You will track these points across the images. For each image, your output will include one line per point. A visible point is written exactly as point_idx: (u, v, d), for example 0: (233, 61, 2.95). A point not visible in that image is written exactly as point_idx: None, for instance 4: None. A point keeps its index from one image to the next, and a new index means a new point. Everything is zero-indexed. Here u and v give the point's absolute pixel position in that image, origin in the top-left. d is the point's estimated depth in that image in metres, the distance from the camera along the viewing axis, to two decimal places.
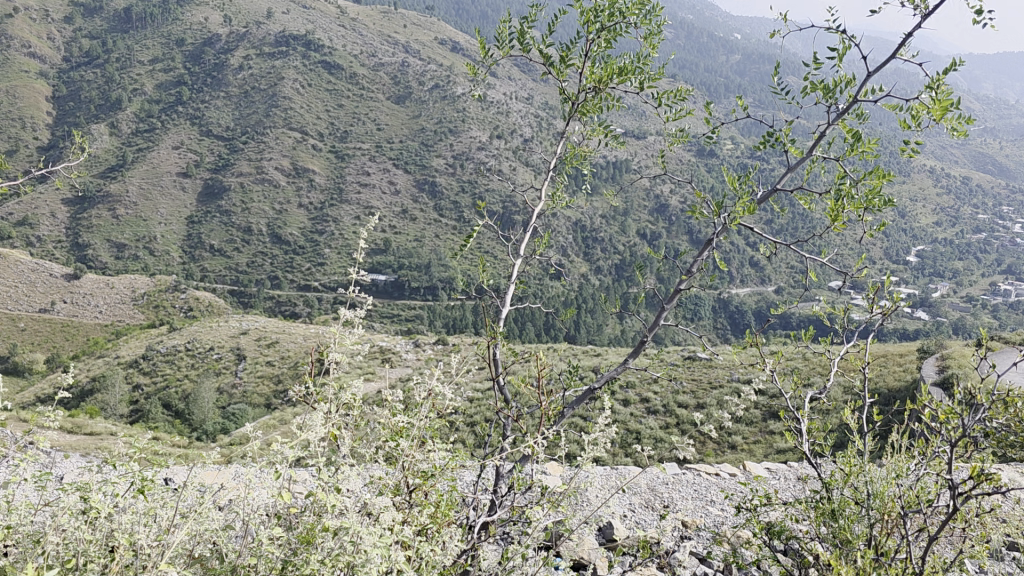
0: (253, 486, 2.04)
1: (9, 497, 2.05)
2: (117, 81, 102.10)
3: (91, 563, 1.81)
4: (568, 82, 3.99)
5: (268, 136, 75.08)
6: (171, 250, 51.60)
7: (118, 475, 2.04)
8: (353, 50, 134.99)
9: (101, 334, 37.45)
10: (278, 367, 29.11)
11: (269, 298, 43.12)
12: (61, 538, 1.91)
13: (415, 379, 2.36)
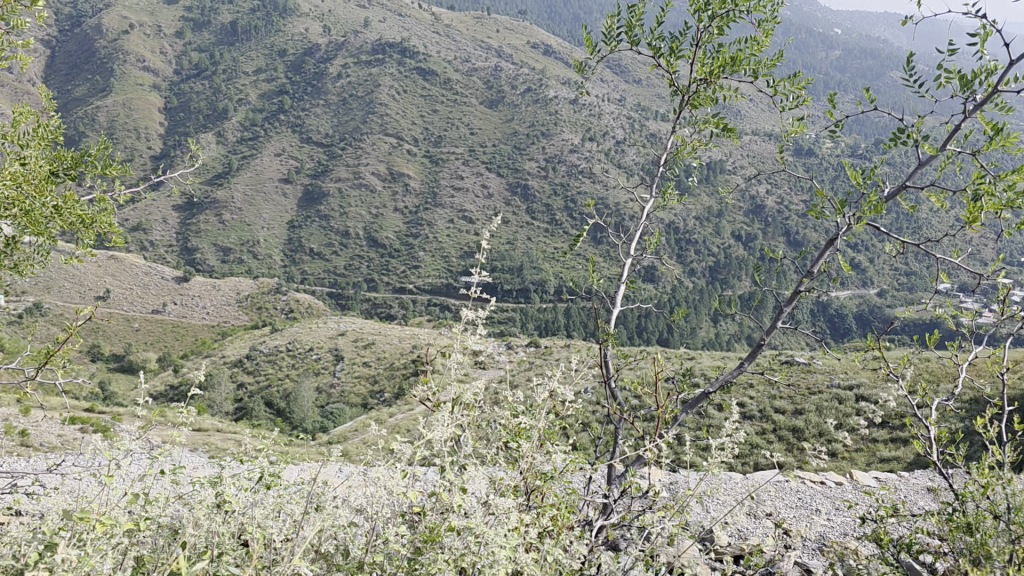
0: (380, 483, 2.07)
1: (151, 486, 2.15)
2: (225, 93, 106.72)
3: (226, 554, 1.88)
4: (679, 76, 3.92)
5: (365, 142, 76.91)
6: (273, 254, 53.48)
7: (247, 471, 2.11)
8: (447, 56, 137.08)
9: (209, 335, 39.17)
10: (375, 367, 29.70)
11: (366, 300, 44.20)
12: (199, 529, 1.98)
13: (538, 379, 2.34)
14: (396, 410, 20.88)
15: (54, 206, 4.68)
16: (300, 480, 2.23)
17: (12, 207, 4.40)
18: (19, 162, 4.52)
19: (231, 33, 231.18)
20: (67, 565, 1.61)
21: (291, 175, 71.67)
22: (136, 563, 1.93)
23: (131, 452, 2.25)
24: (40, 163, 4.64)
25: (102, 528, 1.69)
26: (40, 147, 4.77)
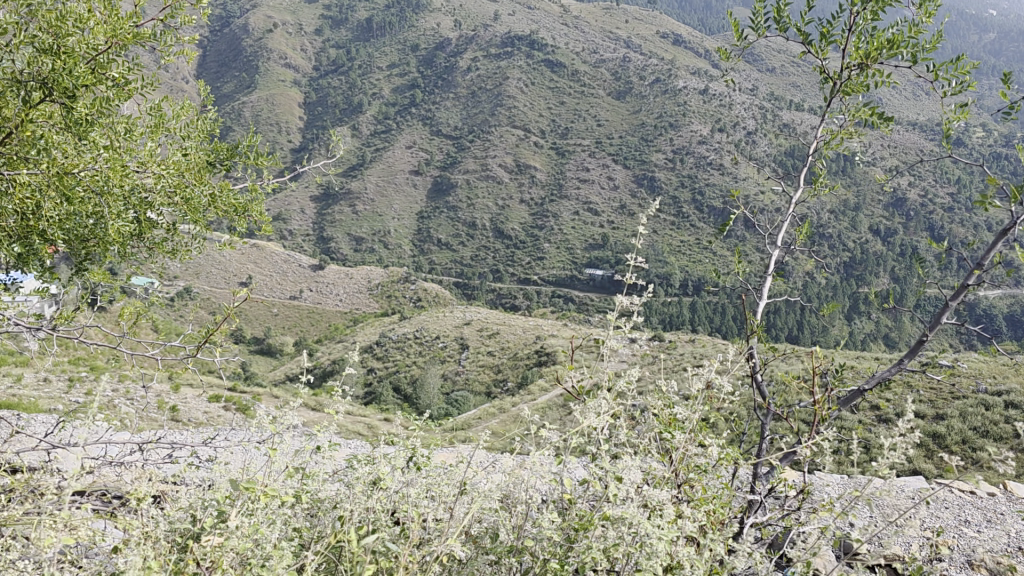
0: (532, 474, 2.06)
1: (307, 461, 2.21)
2: (360, 88, 111.06)
3: (379, 528, 1.91)
4: (831, 60, 3.74)
5: (493, 134, 78.17)
6: (403, 244, 55.26)
7: (398, 452, 2.15)
8: (575, 48, 137.57)
9: (342, 321, 40.94)
10: (498, 357, 29.95)
11: (491, 290, 44.84)
12: (354, 508, 2.01)
13: (693, 370, 2.26)
14: (520, 399, 21.12)
15: (211, 195, 4.94)
16: (448, 462, 2.25)
17: (175, 196, 4.65)
18: (181, 153, 4.78)
19: (366, 30, 239.06)
20: (241, 535, 1.67)
21: (421, 168, 73.46)
22: (301, 531, 2.00)
23: (286, 424, 2.34)
24: (199, 154, 4.91)
25: (273, 499, 1.76)
26: (201, 139, 5.00)
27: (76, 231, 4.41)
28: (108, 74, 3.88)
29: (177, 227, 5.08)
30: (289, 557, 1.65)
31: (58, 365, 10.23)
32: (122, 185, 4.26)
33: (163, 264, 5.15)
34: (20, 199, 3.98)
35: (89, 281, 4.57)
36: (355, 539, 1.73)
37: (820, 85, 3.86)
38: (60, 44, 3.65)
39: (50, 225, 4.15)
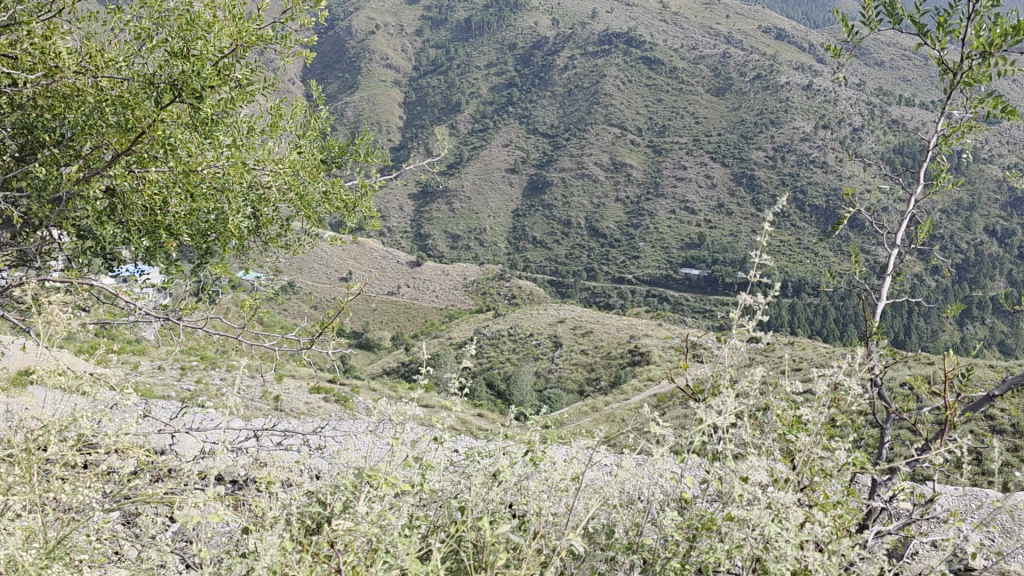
0: (651, 475, 2.03)
1: (429, 453, 2.26)
2: (459, 88, 112.99)
3: (499, 522, 1.94)
4: (949, 49, 3.55)
5: (589, 132, 78.07)
6: (499, 242, 55.89)
7: (516, 449, 2.17)
8: (674, 44, 136.08)
9: (438, 317, 41.82)
10: (592, 355, 30.05)
11: (585, 290, 44.89)
12: (477, 499, 2.03)
13: (820, 369, 2.19)
14: (613, 398, 21.02)
15: (324, 192, 5.08)
16: (565, 458, 2.24)
17: (290, 193, 4.82)
18: (297, 151, 4.95)
19: (465, 29, 241.72)
20: (367, 520, 1.71)
21: (517, 166, 73.94)
22: (424, 518, 2.04)
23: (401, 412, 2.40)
24: (314, 152, 5.07)
25: (397, 485, 1.81)
26: (316, 138, 5.14)
27: (199, 226, 4.62)
28: (233, 74, 4.03)
29: (292, 222, 5.25)
30: (417, 540, 1.69)
31: (177, 355, 10.88)
32: (243, 182, 4.45)
33: (277, 260, 5.34)
34: (148, 194, 4.20)
35: (210, 276, 4.77)
36: (473, 526, 1.76)
37: (939, 76, 3.66)
38: (189, 48, 3.83)
39: (177, 220, 4.38)
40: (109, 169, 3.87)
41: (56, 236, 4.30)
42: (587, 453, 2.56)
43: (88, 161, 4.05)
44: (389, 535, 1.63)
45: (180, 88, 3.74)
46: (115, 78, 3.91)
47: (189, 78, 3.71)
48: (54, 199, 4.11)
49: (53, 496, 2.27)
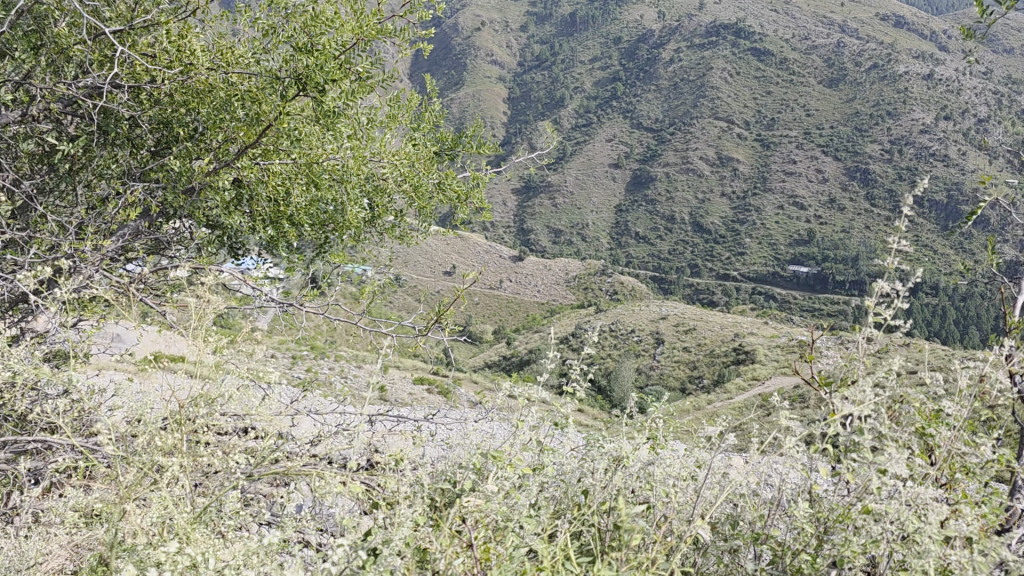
0: (783, 467, 1.95)
1: (554, 443, 2.23)
2: (563, 83, 113.17)
3: (618, 511, 1.90)
4: None
5: (695, 126, 76.81)
6: (602, 237, 55.89)
7: (640, 435, 2.13)
8: (786, 33, 132.02)
9: (539, 312, 42.23)
10: (695, 354, 29.67)
11: (688, 286, 44.30)
12: (604, 480, 2.01)
13: (968, 363, 2.05)
14: (715, 396, 20.78)
15: (436, 183, 5.14)
16: (694, 447, 2.20)
17: (405, 183, 4.94)
18: (411, 143, 5.04)
19: (570, 23, 242.90)
20: (498, 496, 1.70)
21: (621, 161, 73.47)
22: (549, 502, 2.04)
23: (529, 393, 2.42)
24: (427, 144, 5.14)
25: (526, 465, 1.84)
26: (429, 128, 5.22)
27: (319, 216, 4.79)
28: (354, 68, 4.15)
29: (404, 213, 5.32)
30: (542, 524, 1.71)
31: (291, 344, 11.27)
32: (361, 173, 4.59)
33: (393, 250, 5.46)
34: (272, 185, 4.38)
35: (330, 267, 4.94)
36: (599, 502, 1.76)
37: None
38: (314, 43, 3.94)
39: (299, 211, 4.56)
40: (237, 161, 4.06)
41: (186, 228, 4.51)
42: (704, 444, 2.49)
43: (218, 154, 4.26)
44: (519, 517, 1.65)
45: (305, 83, 3.90)
46: (244, 73, 4.09)
47: (314, 71, 3.85)
48: (186, 190, 4.34)
49: (201, 470, 2.40)
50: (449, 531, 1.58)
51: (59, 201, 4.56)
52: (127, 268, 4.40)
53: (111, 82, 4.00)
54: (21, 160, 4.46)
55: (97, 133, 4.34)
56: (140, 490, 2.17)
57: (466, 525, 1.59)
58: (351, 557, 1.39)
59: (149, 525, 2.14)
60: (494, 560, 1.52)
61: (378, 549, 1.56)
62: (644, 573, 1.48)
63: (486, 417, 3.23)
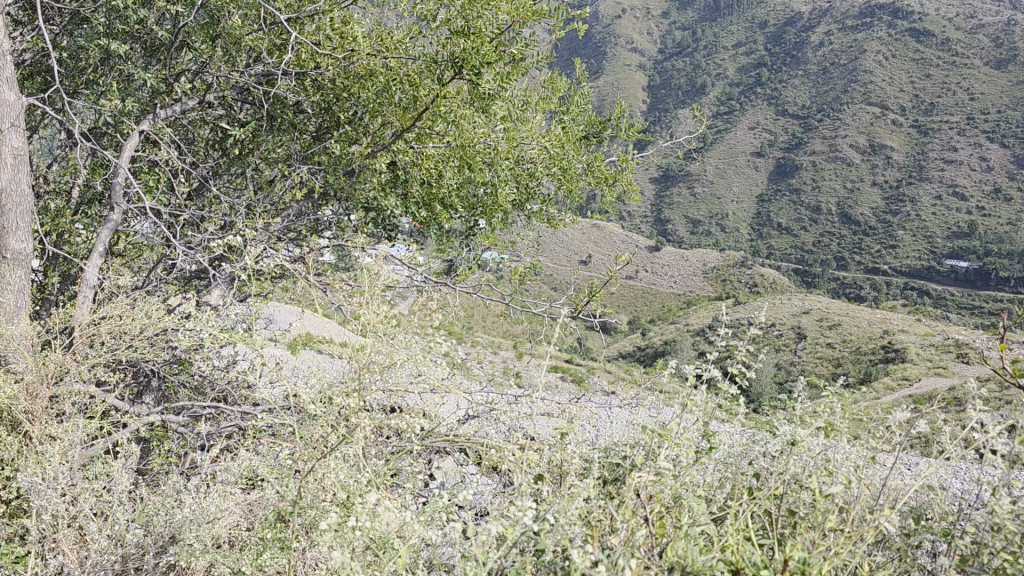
0: (976, 465, 1.81)
1: (720, 423, 2.17)
2: (705, 69, 110.82)
3: (791, 490, 1.81)
4: None
5: (846, 112, 73.27)
6: (742, 228, 54.59)
7: (809, 418, 2.03)
8: (951, 12, 123.47)
9: (676, 303, 41.78)
10: (839, 351, 28.49)
11: (834, 280, 42.54)
12: (772, 460, 1.93)
13: None
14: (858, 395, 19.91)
15: (586, 165, 5.09)
16: (870, 437, 2.09)
17: (554, 166, 4.95)
18: (560, 125, 5.03)
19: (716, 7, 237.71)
20: (665, 470, 1.65)
21: (764, 149, 71.06)
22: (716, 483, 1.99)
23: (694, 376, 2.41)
24: (578, 127, 5.10)
25: (695, 444, 1.78)
26: (580, 109, 5.16)
27: (469, 202, 4.89)
28: (508, 50, 4.19)
29: (551, 197, 5.32)
30: (719, 506, 1.67)
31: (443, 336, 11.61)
32: (512, 156, 4.64)
33: (541, 234, 5.48)
34: (426, 167, 4.57)
35: (480, 248, 5.04)
36: (775, 477, 1.72)
37: None
38: (471, 26, 3.99)
39: (451, 192, 4.73)
40: (393, 145, 4.25)
41: (343, 211, 4.71)
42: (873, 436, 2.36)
43: (376, 138, 4.45)
44: (696, 495, 1.64)
45: (462, 65, 3.99)
46: (402, 57, 4.23)
47: (471, 54, 3.93)
48: (346, 172, 4.56)
49: (370, 437, 2.49)
50: (624, 502, 1.60)
51: (229, 185, 4.87)
52: (291, 248, 4.64)
53: (279, 71, 4.24)
54: (197, 146, 4.79)
55: (267, 120, 4.61)
56: (325, 446, 2.29)
57: (643, 497, 1.58)
58: (528, 524, 1.41)
59: (333, 483, 2.28)
60: (672, 531, 1.51)
61: (555, 519, 1.58)
62: (831, 556, 1.39)
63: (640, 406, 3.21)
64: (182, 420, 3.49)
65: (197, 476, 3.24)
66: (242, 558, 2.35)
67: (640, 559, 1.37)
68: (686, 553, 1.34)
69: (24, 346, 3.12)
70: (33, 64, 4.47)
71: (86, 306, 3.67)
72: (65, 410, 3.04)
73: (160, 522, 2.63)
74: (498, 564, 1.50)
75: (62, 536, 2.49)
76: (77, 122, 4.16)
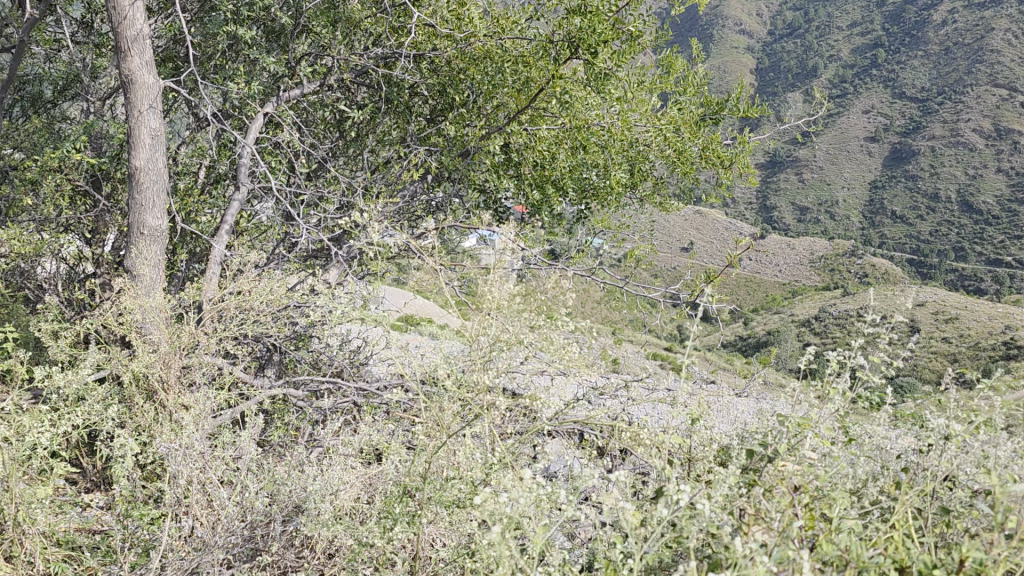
0: None
1: (863, 410, 2.03)
2: (816, 52, 107.15)
3: (942, 482, 1.68)
4: None
5: (969, 94, 69.44)
6: (853, 217, 52.65)
7: (972, 403, 1.88)
8: None
9: (780, 292, 40.69)
10: (955, 346, 27.18)
11: (952, 272, 40.48)
12: (912, 452, 1.81)
13: None
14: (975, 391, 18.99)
15: (701, 148, 4.92)
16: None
17: (668, 148, 4.81)
18: (676, 106, 4.88)
19: None
20: (807, 460, 1.56)
21: (878, 133, 68.13)
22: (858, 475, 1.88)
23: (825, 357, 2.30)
24: (694, 108, 4.93)
25: (839, 435, 1.68)
26: (696, 90, 4.98)
27: (581, 184, 4.83)
28: (625, 28, 4.08)
29: (664, 179, 5.17)
30: (869, 500, 1.60)
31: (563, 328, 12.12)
32: (626, 138, 4.53)
33: (654, 217, 5.36)
34: (538, 149, 4.58)
35: (592, 229, 4.96)
36: (931, 467, 1.62)
37: None
38: (587, 6, 3.93)
39: (564, 174, 4.68)
40: (507, 127, 4.26)
41: (457, 193, 4.74)
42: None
43: (489, 120, 4.46)
44: (845, 488, 1.57)
45: (577, 45, 3.93)
46: (517, 38, 4.18)
47: (587, 33, 3.84)
48: (460, 153, 4.59)
49: (492, 415, 2.47)
50: (768, 489, 1.56)
51: (345, 164, 4.99)
52: (405, 226, 4.72)
53: (396, 52, 4.30)
54: (317, 128, 4.89)
55: (383, 103, 4.69)
56: (457, 421, 2.32)
57: (788, 487, 1.53)
58: (670, 510, 1.35)
59: (463, 458, 2.32)
60: (824, 521, 1.45)
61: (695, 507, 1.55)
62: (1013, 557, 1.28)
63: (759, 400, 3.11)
64: (302, 394, 3.60)
65: (319, 449, 3.32)
66: (366, 529, 2.41)
67: (796, 550, 1.32)
68: (846, 544, 1.30)
69: (160, 318, 3.27)
70: (165, 51, 4.68)
71: (215, 282, 3.83)
72: (197, 380, 3.16)
73: (286, 492, 2.69)
74: (637, 555, 1.48)
75: (196, 500, 2.61)
76: (208, 105, 4.33)
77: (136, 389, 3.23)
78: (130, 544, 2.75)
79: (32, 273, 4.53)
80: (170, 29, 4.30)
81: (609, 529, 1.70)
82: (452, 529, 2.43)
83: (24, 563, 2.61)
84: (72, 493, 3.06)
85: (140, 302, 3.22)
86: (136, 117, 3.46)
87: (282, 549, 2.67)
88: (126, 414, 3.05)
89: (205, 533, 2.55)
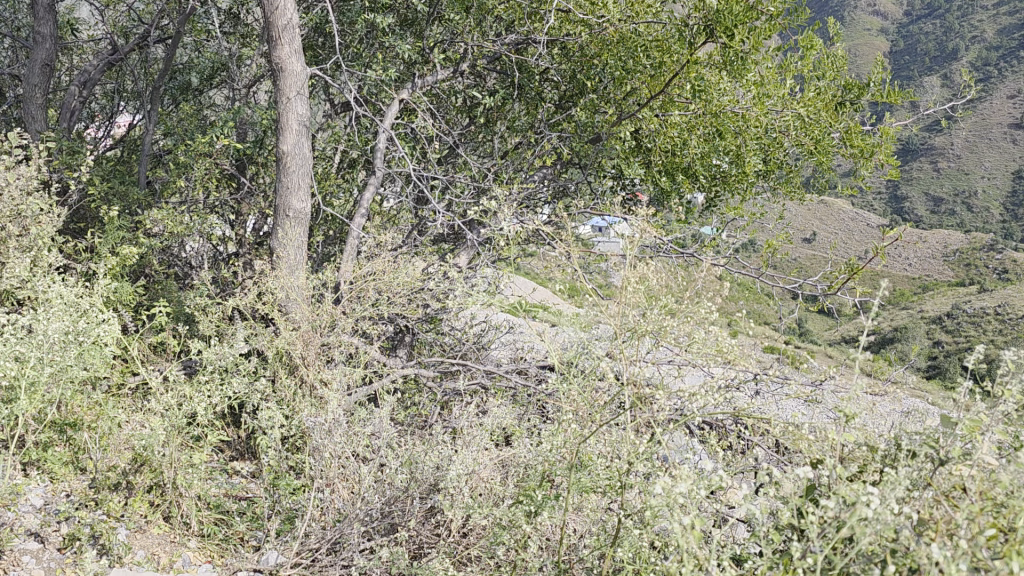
0: None
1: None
2: (959, 32, 100.79)
3: None
4: None
5: None
6: (993, 209, 49.42)
7: None
8: None
9: (907, 287, 38.61)
10: None
11: None
12: None
13: None
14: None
15: (842, 135, 4.67)
16: None
17: (806, 136, 4.61)
18: (817, 89, 4.63)
19: None
20: (978, 472, 1.51)
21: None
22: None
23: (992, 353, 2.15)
24: (835, 91, 4.69)
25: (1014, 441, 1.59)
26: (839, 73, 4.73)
27: (711, 172, 4.72)
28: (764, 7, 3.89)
29: (800, 167, 4.96)
30: None
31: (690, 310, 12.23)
32: (761, 123, 4.38)
33: (785, 207, 5.17)
34: (668, 136, 4.49)
35: (722, 219, 4.83)
36: None
37: None
38: None
39: (694, 161, 4.58)
40: (636, 113, 4.22)
41: (586, 178, 4.71)
42: None
43: (621, 105, 4.42)
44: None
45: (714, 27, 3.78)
46: (651, 22, 4.15)
47: None
48: (592, 139, 4.56)
49: (630, 403, 2.47)
50: (950, 497, 1.51)
51: (476, 148, 5.08)
52: (534, 211, 4.76)
53: (528, 40, 4.37)
54: (449, 113, 4.96)
55: (515, 89, 4.74)
56: (605, 406, 2.35)
57: (968, 492, 1.48)
58: (852, 509, 1.34)
59: (604, 447, 2.34)
60: (1007, 527, 1.42)
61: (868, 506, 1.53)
62: None
63: (900, 403, 2.97)
64: (431, 374, 3.70)
65: (449, 427, 3.40)
66: (498, 511, 2.46)
67: (980, 556, 1.29)
68: None
69: (303, 296, 3.41)
70: (307, 39, 4.86)
71: (352, 262, 3.96)
72: (335, 358, 3.28)
73: (422, 470, 2.75)
74: (810, 552, 1.48)
75: (338, 476, 2.72)
76: (347, 90, 4.46)
77: (280, 363, 3.41)
78: (276, 512, 2.90)
79: (183, 251, 4.77)
80: (316, 18, 4.49)
81: (766, 525, 1.68)
82: (591, 510, 2.45)
83: (182, 524, 2.82)
84: (221, 461, 3.26)
85: (286, 282, 3.37)
86: (285, 103, 3.60)
87: (418, 525, 2.75)
88: (270, 387, 3.20)
89: (348, 504, 2.65)
